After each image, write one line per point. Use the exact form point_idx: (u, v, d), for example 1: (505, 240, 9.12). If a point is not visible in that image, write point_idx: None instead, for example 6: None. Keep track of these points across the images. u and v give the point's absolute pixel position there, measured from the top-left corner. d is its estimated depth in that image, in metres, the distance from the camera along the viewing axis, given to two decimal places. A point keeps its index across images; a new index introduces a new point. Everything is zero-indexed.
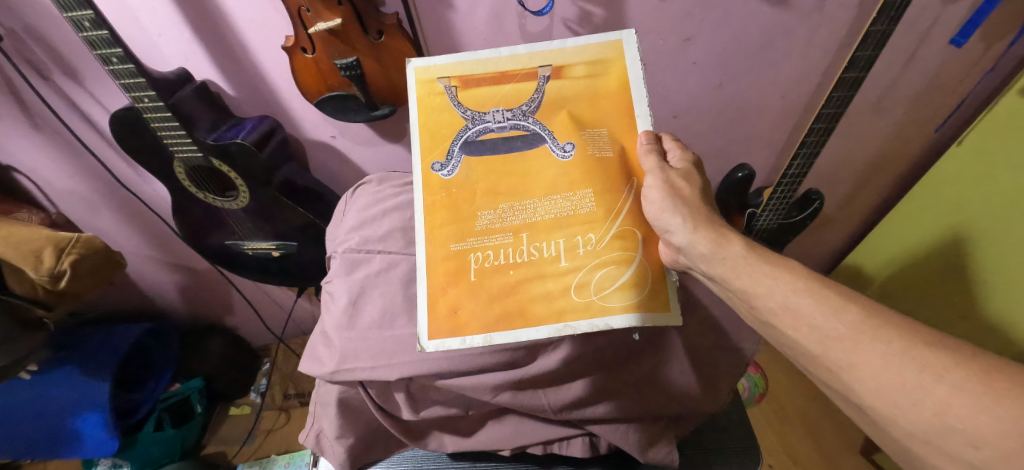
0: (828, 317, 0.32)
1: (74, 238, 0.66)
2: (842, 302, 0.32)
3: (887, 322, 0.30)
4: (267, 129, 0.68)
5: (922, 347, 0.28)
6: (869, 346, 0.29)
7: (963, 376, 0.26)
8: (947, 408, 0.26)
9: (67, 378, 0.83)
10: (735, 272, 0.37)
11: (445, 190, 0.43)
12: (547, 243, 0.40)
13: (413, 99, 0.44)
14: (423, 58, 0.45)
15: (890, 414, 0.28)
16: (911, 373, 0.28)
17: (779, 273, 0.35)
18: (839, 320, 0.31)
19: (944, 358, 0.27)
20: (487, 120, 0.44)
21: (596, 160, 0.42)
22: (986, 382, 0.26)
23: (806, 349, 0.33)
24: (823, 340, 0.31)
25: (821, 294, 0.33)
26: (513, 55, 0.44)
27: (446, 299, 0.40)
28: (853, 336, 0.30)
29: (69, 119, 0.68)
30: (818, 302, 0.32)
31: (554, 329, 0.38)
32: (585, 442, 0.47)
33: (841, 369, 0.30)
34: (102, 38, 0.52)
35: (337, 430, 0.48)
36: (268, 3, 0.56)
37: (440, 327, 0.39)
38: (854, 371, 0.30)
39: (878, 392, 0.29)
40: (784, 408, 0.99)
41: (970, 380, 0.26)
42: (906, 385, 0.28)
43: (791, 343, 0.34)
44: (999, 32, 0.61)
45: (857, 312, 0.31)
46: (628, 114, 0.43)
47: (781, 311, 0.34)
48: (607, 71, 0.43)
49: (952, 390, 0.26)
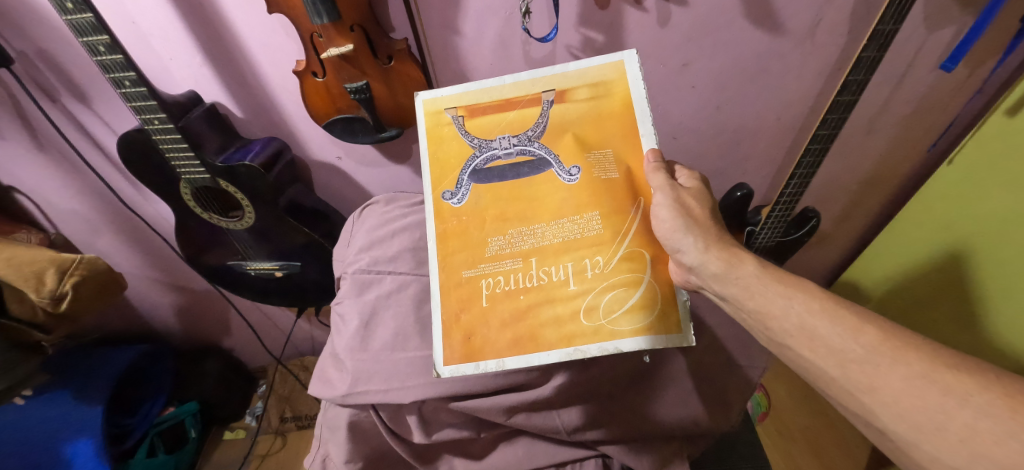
0: (846, 338, 0.32)
1: (76, 260, 0.66)
2: (860, 324, 0.32)
3: (905, 344, 0.31)
4: (274, 151, 0.69)
5: (943, 369, 0.29)
6: (891, 369, 0.30)
7: (987, 400, 0.26)
8: (973, 433, 0.26)
9: (61, 402, 0.81)
10: (749, 292, 0.37)
11: (456, 218, 0.44)
12: (556, 267, 0.41)
13: (422, 130, 0.46)
14: (431, 91, 0.47)
15: (914, 439, 0.28)
16: (933, 397, 0.28)
17: (793, 293, 0.36)
18: (857, 342, 0.32)
19: (968, 381, 0.28)
20: (494, 147, 0.45)
21: (602, 181, 0.43)
22: (1013, 407, 0.26)
23: (823, 370, 0.33)
24: (843, 363, 0.32)
25: (838, 315, 0.33)
26: (516, 82, 0.46)
27: (459, 326, 0.40)
28: (873, 358, 0.31)
29: (75, 141, 0.69)
30: (835, 324, 0.33)
31: (564, 353, 0.38)
32: (598, 464, 0.46)
33: (861, 392, 0.31)
34: (117, 61, 0.52)
35: (346, 454, 0.46)
36: (279, 28, 0.57)
37: (454, 354, 0.40)
38: (875, 395, 0.30)
39: (901, 416, 0.29)
40: (788, 425, 1.01)
41: (994, 404, 0.26)
42: (930, 409, 0.28)
43: (808, 365, 0.34)
44: (982, 57, 0.64)
45: (875, 333, 0.32)
46: (633, 135, 0.44)
47: (797, 333, 0.34)
48: (611, 93, 0.44)
49: (977, 415, 0.26)
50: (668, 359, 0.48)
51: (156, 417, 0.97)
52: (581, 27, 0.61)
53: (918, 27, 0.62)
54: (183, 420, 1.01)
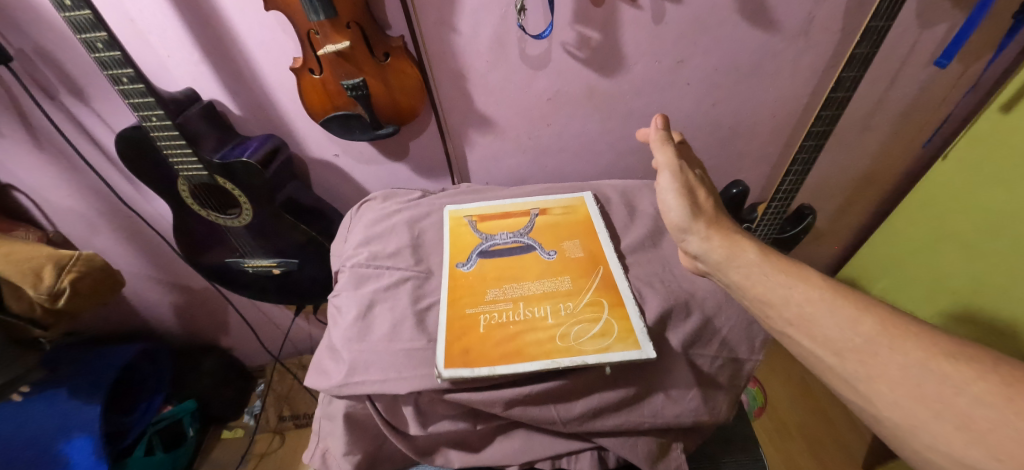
0: (844, 328, 0.32)
1: (74, 256, 0.66)
2: (857, 314, 0.32)
3: (905, 332, 0.31)
4: (271, 148, 0.69)
5: (940, 359, 0.29)
6: (887, 357, 0.30)
7: (983, 389, 0.26)
8: (968, 421, 0.26)
9: (58, 401, 0.81)
10: (749, 278, 0.38)
11: (465, 278, 0.51)
12: (538, 307, 0.47)
13: (446, 228, 0.58)
14: (455, 205, 0.61)
15: (909, 427, 0.28)
16: (929, 385, 0.28)
17: (794, 282, 0.36)
18: (856, 332, 0.32)
19: (964, 370, 0.28)
20: (496, 238, 0.56)
21: (571, 259, 0.53)
22: (1008, 394, 0.26)
23: (820, 359, 0.33)
24: (839, 352, 0.32)
25: (834, 304, 0.33)
26: (514, 202, 0.62)
27: (459, 343, 0.43)
28: (870, 346, 0.31)
29: (74, 138, 0.69)
30: (833, 313, 0.33)
31: (543, 363, 0.41)
32: (594, 457, 0.45)
33: (858, 380, 0.31)
34: (114, 59, 0.53)
35: (344, 447, 0.46)
36: (276, 24, 0.58)
37: (455, 359, 0.42)
38: (872, 385, 0.30)
39: (895, 404, 0.29)
40: (784, 422, 1.04)
41: (990, 392, 0.26)
42: (926, 396, 0.28)
43: (804, 352, 0.34)
44: (975, 54, 0.65)
45: (872, 323, 0.32)
46: (594, 234, 0.56)
47: (797, 322, 0.34)
48: (577, 210, 0.60)
49: (973, 403, 0.26)
50: (670, 345, 0.45)
51: (155, 415, 0.97)
52: (576, 25, 0.61)
53: (912, 24, 0.62)
54: (180, 419, 1.01)
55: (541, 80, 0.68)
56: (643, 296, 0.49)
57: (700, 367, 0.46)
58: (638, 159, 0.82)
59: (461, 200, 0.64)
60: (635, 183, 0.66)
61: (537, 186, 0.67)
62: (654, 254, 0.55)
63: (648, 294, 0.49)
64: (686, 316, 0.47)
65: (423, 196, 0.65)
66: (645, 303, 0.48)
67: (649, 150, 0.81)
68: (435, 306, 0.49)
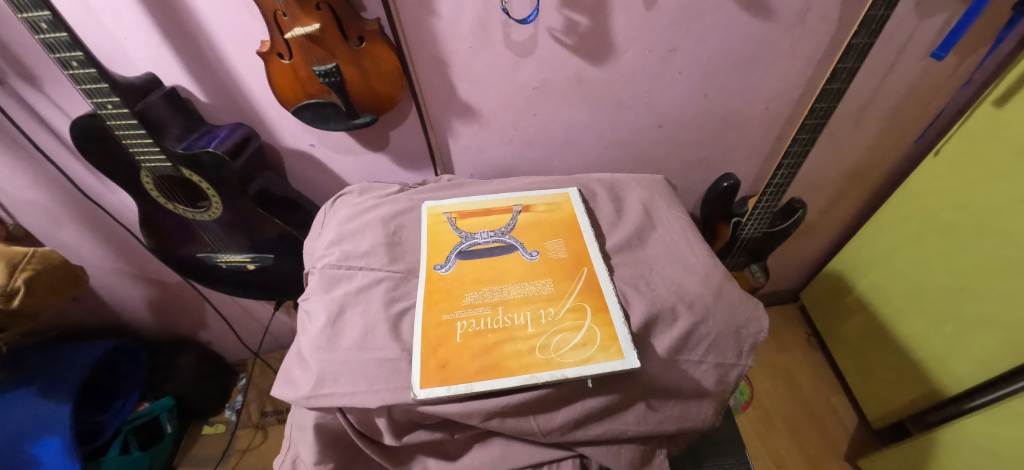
0: None
1: (28, 253, 0.63)
2: None
3: None
4: (241, 138, 0.65)
5: None
6: None
7: None
8: None
9: (25, 400, 0.78)
10: None
11: (442, 281, 0.48)
12: (517, 314, 0.45)
13: (424, 226, 0.55)
14: (434, 200, 0.58)
15: None
16: None
17: None
18: None
19: None
20: (477, 237, 0.53)
21: (554, 260, 0.50)
22: None
23: None
24: None
25: None
26: (496, 198, 0.59)
27: (435, 355, 0.41)
28: None
29: (26, 126, 0.64)
30: None
31: (522, 379, 0.39)
32: (575, 465, 0.43)
33: None
34: (61, 41, 0.48)
35: (314, 456, 0.43)
36: (242, 5, 0.53)
37: (430, 377, 0.39)
38: None
39: None
40: (770, 414, 1.07)
41: None
42: None
43: None
44: (973, 46, 0.63)
45: None
46: (578, 233, 0.54)
47: None
48: (562, 208, 0.57)
49: None
50: (655, 354, 0.43)
51: (130, 413, 0.94)
52: (564, 9, 0.58)
53: (910, 15, 0.59)
54: (158, 416, 0.99)
55: (527, 68, 0.64)
56: (628, 301, 0.47)
57: (687, 371, 0.44)
58: (625, 151, 0.80)
59: (440, 195, 0.61)
60: (620, 177, 0.64)
61: (522, 180, 0.64)
62: (641, 253, 0.53)
63: (633, 298, 0.47)
64: (672, 322, 0.45)
65: (402, 191, 0.62)
66: (629, 308, 0.46)
67: (638, 143, 0.78)
68: (410, 310, 0.47)
